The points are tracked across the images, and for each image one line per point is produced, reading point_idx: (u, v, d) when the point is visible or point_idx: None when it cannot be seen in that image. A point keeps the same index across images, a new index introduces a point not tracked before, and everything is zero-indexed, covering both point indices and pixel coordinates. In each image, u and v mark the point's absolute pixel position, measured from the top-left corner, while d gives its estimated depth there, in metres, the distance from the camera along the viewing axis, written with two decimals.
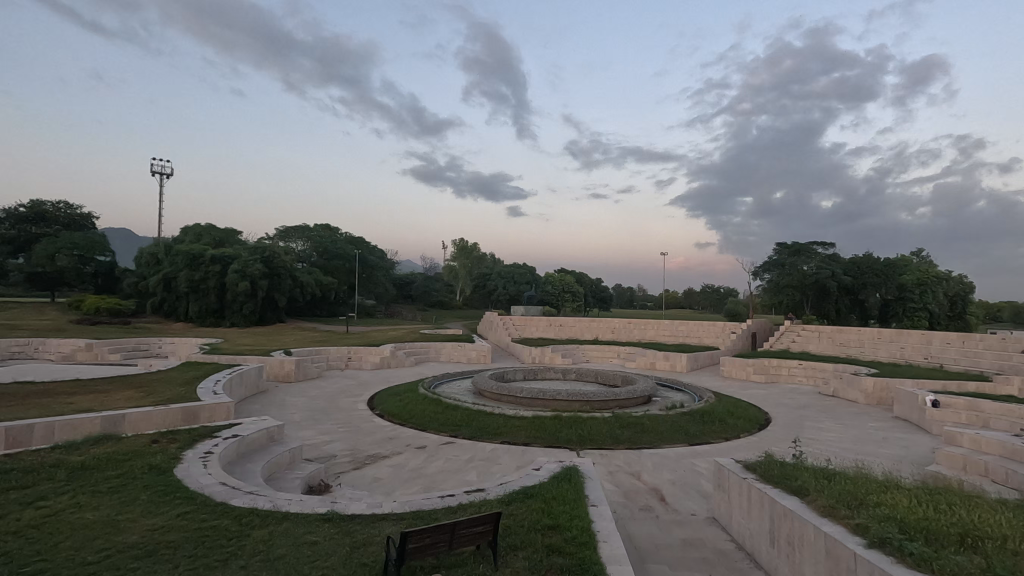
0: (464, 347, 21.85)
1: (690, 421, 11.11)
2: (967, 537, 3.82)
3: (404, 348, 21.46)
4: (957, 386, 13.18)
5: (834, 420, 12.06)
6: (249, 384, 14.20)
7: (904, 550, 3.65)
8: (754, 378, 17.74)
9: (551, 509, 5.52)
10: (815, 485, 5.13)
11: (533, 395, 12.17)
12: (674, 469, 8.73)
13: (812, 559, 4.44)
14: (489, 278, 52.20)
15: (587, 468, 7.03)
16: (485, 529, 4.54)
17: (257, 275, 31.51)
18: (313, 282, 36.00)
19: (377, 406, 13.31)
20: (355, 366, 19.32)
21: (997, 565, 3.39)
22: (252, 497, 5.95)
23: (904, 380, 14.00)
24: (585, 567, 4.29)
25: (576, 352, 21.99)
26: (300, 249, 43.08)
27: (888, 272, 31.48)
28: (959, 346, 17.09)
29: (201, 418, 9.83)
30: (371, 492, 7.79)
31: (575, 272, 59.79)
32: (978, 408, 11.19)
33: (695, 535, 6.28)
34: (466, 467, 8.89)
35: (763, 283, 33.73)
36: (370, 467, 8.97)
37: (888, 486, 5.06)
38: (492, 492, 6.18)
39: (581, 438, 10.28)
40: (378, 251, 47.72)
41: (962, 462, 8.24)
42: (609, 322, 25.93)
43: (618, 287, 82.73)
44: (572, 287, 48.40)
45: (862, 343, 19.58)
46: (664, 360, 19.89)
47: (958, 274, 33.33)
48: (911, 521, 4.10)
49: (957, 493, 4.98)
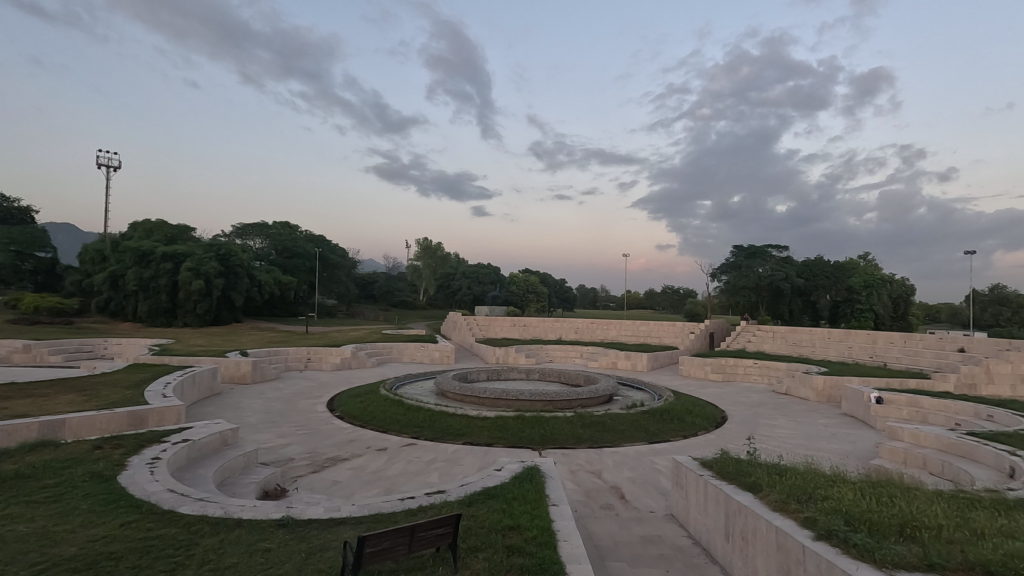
0: (427, 347, 21.67)
1: (650, 420, 11.30)
2: (907, 527, 4.00)
3: (366, 349, 21.15)
4: (899, 383, 13.88)
5: (787, 417, 12.49)
6: (202, 386, 13.70)
7: (849, 541, 3.80)
8: (711, 377, 18.21)
9: (511, 509, 5.51)
10: (767, 480, 5.29)
11: (496, 395, 12.15)
12: (633, 467, 8.86)
13: (764, 553, 4.57)
14: (453, 277, 51.92)
15: (548, 468, 7.05)
16: (444, 531, 4.48)
17: (212, 274, 30.45)
18: (271, 281, 34.96)
19: (337, 408, 13.03)
20: (315, 366, 18.92)
21: (933, 554, 3.56)
22: (202, 504, 5.73)
23: (851, 378, 14.58)
24: (544, 567, 4.29)
25: (540, 352, 22.10)
26: (258, 247, 41.84)
27: (837, 274, 32.88)
28: (902, 345, 17.97)
29: (149, 422, 9.42)
30: (330, 496, 7.62)
31: (539, 273, 60.16)
32: (918, 404, 11.78)
33: (654, 532, 6.39)
34: (428, 468, 8.80)
35: (721, 284, 34.77)
36: (328, 469, 8.76)
37: (835, 480, 5.25)
38: (453, 494, 6.14)
39: (544, 437, 10.31)
40: (340, 249, 46.77)
41: (903, 455, 8.66)
42: (572, 322, 26.17)
43: (580, 287, 83.68)
44: (536, 288, 48.70)
45: (813, 343, 20.36)
46: (625, 360, 20.19)
47: (901, 277, 35.11)
48: (855, 513, 4.26)
49: (898, 486, 5.21)
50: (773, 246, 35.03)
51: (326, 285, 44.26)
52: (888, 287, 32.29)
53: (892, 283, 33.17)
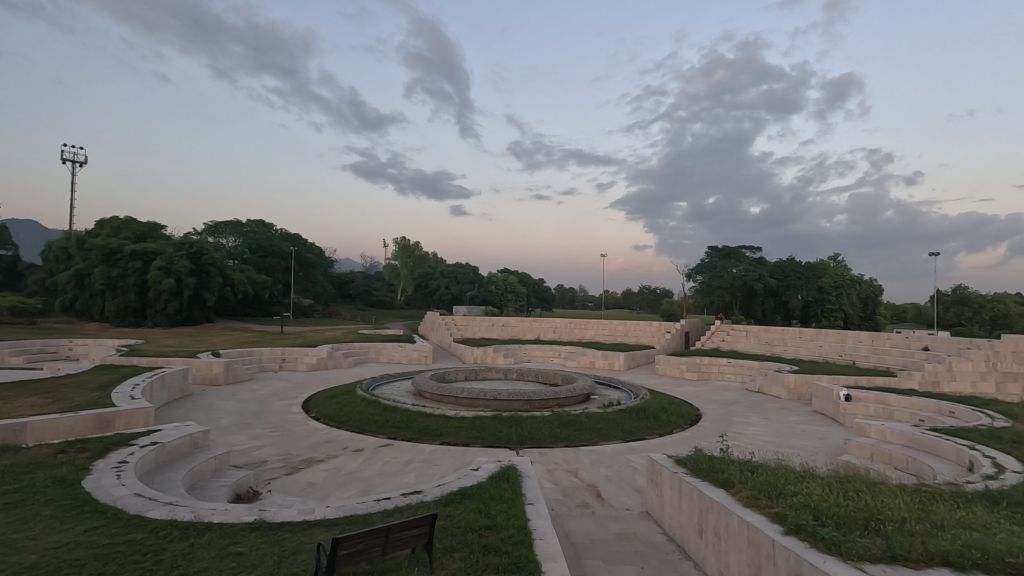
0: (404, 347, 21.52)
1: (626, 418, 11.42)
2: (872, 520, 4.10)
3: (342, 349, 20.90)
4: (867, 381, 14.26)
5: (760, 415, 12.72)
6: (172, 387, 13.37)
7: (816, 535, 3.90)
8: (687, 376, 18.44)
9: (488, 509, 5.50)
10: (740, 477, 5.38)
11: (473, 395, 12.11)
12: (610, 466, 8.91)
13: (736, 548, 4.65)
14: (431, 277, 51.67)
15: (525, 467, 7.05)
16: (420, 532, 4.46)
17: (183, 272, 29.76)
18: (245, 280, 34.29)
19: (313, 409, 12.85)
20: (290, 367, 18.63)
21: (896, 546, 3.65)
22: (172, 508, 5.59)
23: (821, 377, 14.90)
24: (520, 566, 4.30)
25: (518, 352, 22.12)
26: (231, 246, 41.01)
27: (808, 275, 33.61)
28: (870, 344, 18.45)
29: (116, 425, 9.16)
30: (304, 498, 7.50)
31: (517, 273, 60.25)
32: (885, 401, 12.10)
33: (629, 529, 6.45)
34: (405, 469, 8.73)
35: (697, 284, 35.32)
36: (303, 471, 8.64)
37: (804, 476, 5.36)
38: (429, 494, 6.11)
39: (521, 437, 10.33)
40: (316, 248, 46.09)
41: (870, 451, 8.89)
42: (550, 322, 26.26)
43: (559, 287, 83.98)
44: (515, 288, 48.72)
45: (785, 342, 20.79)
46: (603, 359, 20.33)
47: (869, 277, 36.09)
48: (824, 508, 4.35)
49: (864, 481, 5.35)
50: (747, 247, 35.70)
51: (302, 284, 43.61)
52: (857, 287, 33.14)
53: (861, 284, 34.02)
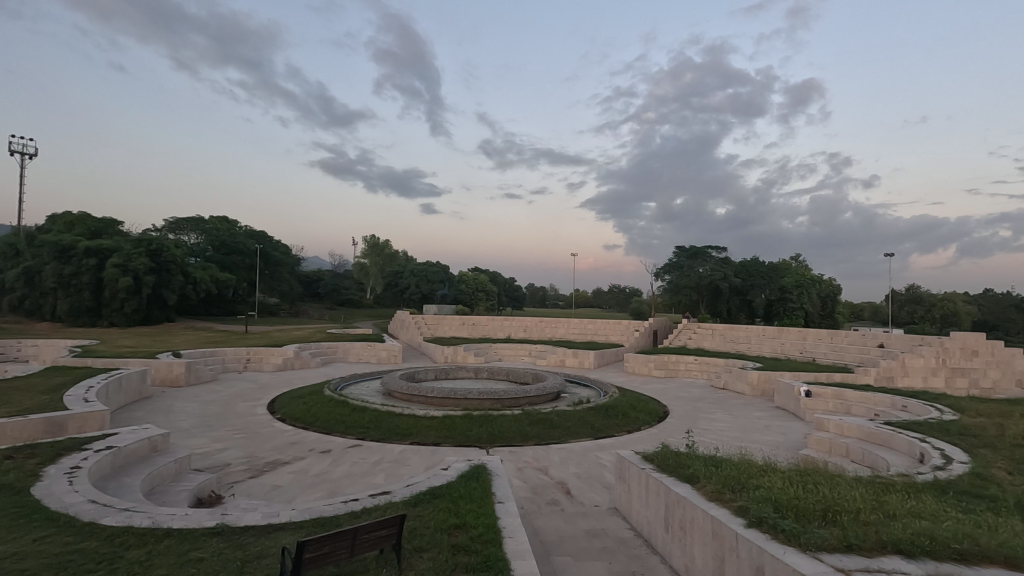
0: (374, 347, 21.25)
1: (595, 416, 11.55)
2: (829, 511, 4.24)
3: (310, 348, 20.52)
4: (826, 377, 14.76)
5: (725, 411, 13.04)
6: (129, 389, 12.88)
7: (778, 527, 4.01)
8: (655, 373, 18.71)
9: (457, 508, 5.47)
10: (705, 471, 5.50)
11: (443, 394, 12.03)
12: (579, 463, 8.99)
13: (701, 542, 4.74)
14: (401, 276, 51.22)
15: (495, 465, 7.05)
16: (388, 533, 4.41)
17: (142, 270, 28.72)
18: (208, 278, 33.31)
19: (279, 410, 12.57)
20: (255, 367, 18.19)
21: (852, 536, 3.78)
22: (128, 514, 5.39)
23: (783, 373, 15.35)
24: (489, 564, 4.29)
25: (488, 351, 22.10)
26: (193, 243, 39.76)
27: (771, 275, 34.57)
28: (829, 342, 19.09)
29: (68, 429, 8.78)
30: (269, 501, 7.32)
31: (489, 272, 60.24)
32: (843, 397, 12.44)
33: (598, 525, 6.51)
34: (374, 469, 8.62)
35: (665, 283, 35.98)
36: (268, 474, 8.44)
37: (765, 470, 5.51)
38: (398, 494, 6.05)
39: (491, 436, 10.31)
40: (282, 246, 45.10)
41: (828, 445, 9.20)
42: (521, 321, 26.35)
43: (529, 287, 84.27)
44: (486, 287, 48.65)
45: (749, 340, 21.34)
46: (573, 357, 20.50)
47: (829, 277, 37.40)
48: (785, 500, 4.47)
49: (823, 474, 5.53)
50: (713, 247, 36.56)
51: (268, 283, 42.64)
52: (817, 287, 34.25)
53: (820, 283, 35.19)
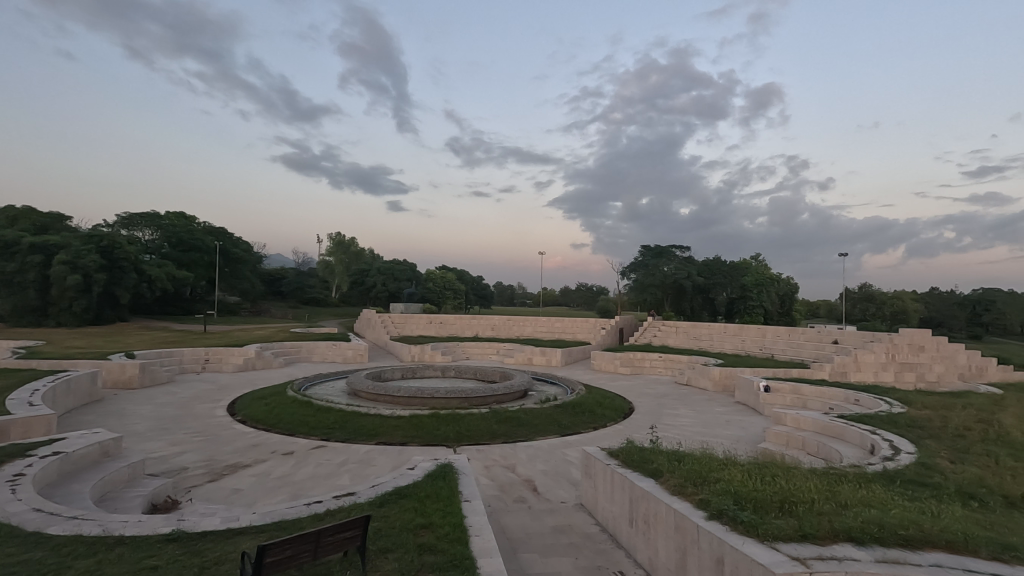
0: (339, 346, 20.89)
1: (563, 413, 11.64)
2: (786, 502, 4.37)
3: (272, 348, 20.02)
4: (784, 372, 15.25)
5: (688, 407, 13.33)
6: (79, 392, 12.31)
7: (737, 519, 4.11)
8: (621, 371, 18.95)
9: (424, 508, 5.43)
10: (668, 466, 5.61)
11: (410, 394, 11.92)
12: (546, 460, 9.04)
13: (664, 535, 4.83)
14: (368, 274, 50.50)
15: (462, 464, 7.02)
16: (353, 534, 4.33)
17: (92, 267, 27.48)
18: (164, 275, 32.12)
19: (239, 412, 12.21)
20: (214, 368, 17.64)
21: (808, 526, 3.91)
22: (77, 522, 5.15)
23: (744, 369, 15.78)
24: (456, 563, 4.28)
25: (456, 349, 22.02)
26: (147, 239, 38.23)
27: (733, 274, 35.54)
28: (787, 338, 19.73)
29: (12, 435, 8.33)
30: (229, 505, 7.11)
31: (457, 270, 60.00)
32: (800, 392, 12.89)
33: (565, 521, 6.57)
34: (339, 471, 8.48)
35: (631, 282, 36.58)
36: (228, 478, 8.19)
37: (725, 463, 5.66)
38: (363, 495, 5.96)
39: (459, 435, 10.27)
40: (244, 243, 43.82)
41: (786, 438, 9.51)
42: (489, 319, 26.35)
43: (497, 285, 84.34)
44: (453, 285, 48.41)
45: (711, 338, 21.88)
46: (540, 356, 20.60)
47: (787, 276, 38.63)
48: (744, 493, 4.60)
49: (780, 466, 5.72)
50: (677, 247, 37.36)
51: (228, 281, 41.40)
52: (776, 286, 35.39)
53: (779, 282, 36.37)
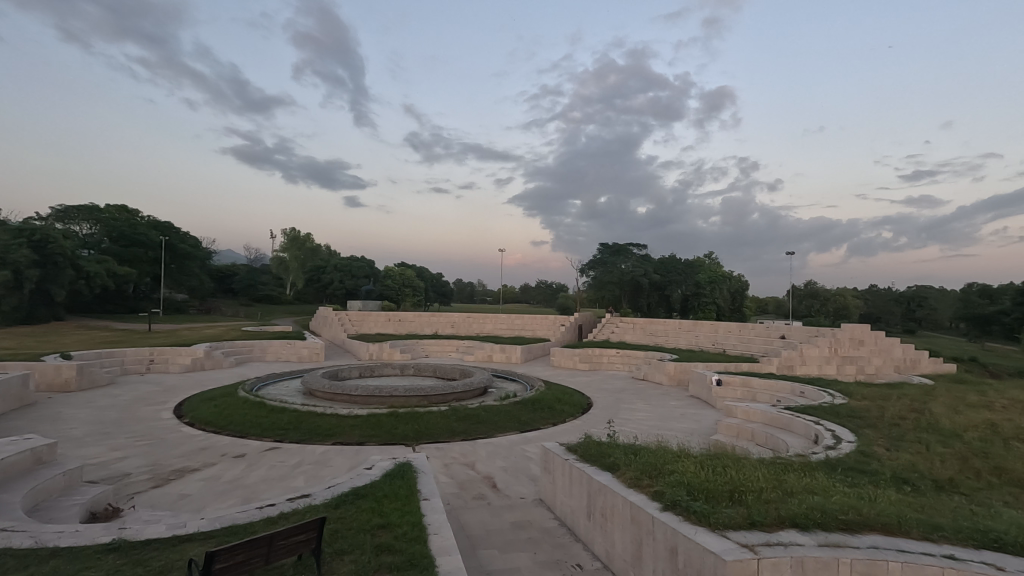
0: (294, 345, 20.34)
1: (522, 409, 11.71)
2: (736, 492, 4.53)
3: (223, 348, 19.32)
4: (735, 366, 15.80)
5: (644, 401, 13.63)
6: (8, 396, 11.53)
7: (690, 509, 4.23)
8: (580, 366, 19.21)
9: (381, 508, 5.35)
10: (624, 459, 5.71)
11: (369, 392, 11.72)
12: (506, 457, 9.07)
13: (621, 528, 4.92)
14: (324, 270, 49.32)
15: (421, 462, 6.96)
16: (307, 537, 4.23)
17: (23, 263, 25.81)
18: (104, 272, 30.50)
19: (187, 414, 11.69)
20: (159, 368, 16.88)
21: (756, 514, 4.06)
22: (6, 535, 4.83)
23: (697, 364, 16.27)
24: (415, 563, 4.23)
25: (415, 347, 21.79)
26: (85, 233, 36.21)
27: (687, 271, 36.55)
28: (738, 333, 20.44)
29: None
30: (176, 512, 6.81)
31: (416, 267, 59.35)
32: (750, 385, 13.38)
33: (524, 517, 6.61)
34: (294, 472, 8.25)
35: (589, 279, 37.13)
36: (174, 483, 7.84)
37: (679, 455, 5.81)
38: (318, 497, 5.82)
39: (418, 433, 10.17)
40: (191, 238, 42.00)
41: (736, 430, 9.86)
42: (449, 317, 26.21)
43: (457, 282, 83.93)
44: (412, 282, 47.84)
45: (667, 334, 22.43)
46: (500, 353, 20.64)
47: (738, 274, 40.01)
48: (697, 483, 4.73)
49: (731, 457, 5.91)
50: (634, 245, 38.18)
51: (175, 278, 39.63)
52: (728, 283, 36.63)
53: (730, 280, 37.67)
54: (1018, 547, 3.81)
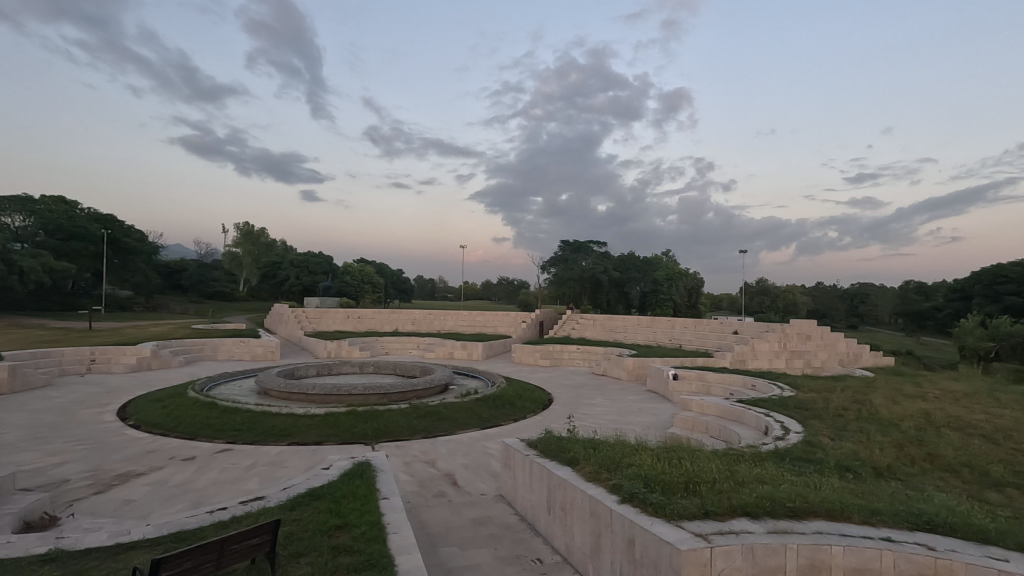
0: (248, 343, 19.70)
1: (483, 406, 11.70)
2: (691, 483, 4.66)
3: (172, 347, 18.54)
4: (691, 361, 16.23)
5: (604, 396, 13.84)
6: None
7: (646, 501, 4.33)
8: (541, 363, 19.34)
9: (339, 508, 5.24)
10: (583, 454, 5.79)
11: (326, 391, 11.47)
12: (467, 453, 9.04)
13: (580, 522, 4.98)
14: (279, 266, 47.95)
15: (380, 461, 6.86)
16: (261, 541, 4.10)
17: None
18: (39, 267, 28.79)
19: (131, 417, 11.14)
20: (102, 368, 16.05)
21: (710, 504, 4.19)
22: None
23: (655, 359, 16.65)
24: (373, 562, 4.17)
25: (374, 345, 21.46)
26: (18, 226, 34.11)
27: (646, 269, 37.30)
28: (693, 329, 21.01)
29: None
30: (120, 519, 6.49)
31: (376, 263, 58.45)
32: (704, 379, 13.79)
33: (485, 513, 6.61)
34: (247, 474, 8.00)
35: (550, 276, 37.42)
36: (117, 489, 7.46)
37: (637, 448, 5.93)
38: (273, 499, 5.66)
39: (377, 432, 10.02)
40: (136, 232, 40.10)
41: (692, 423, 10.14)
42: (409, 314, 25.94)
43: (418, 278, 83.08)
44: (372, 279, 47.13)
45: (625, 330, 22.83)
46: (462, 350, 20.57)
47: (694, 272, 41.09)
48: (653, 475, 4.85)
49: (686, 449, 6.07)
50: (594, 243, 38.70)
51: (118, 274, 37.76)
52: (684, 280, 37.61)
53: (686, 277, 38.66)
54: (947, 528, 4.06)
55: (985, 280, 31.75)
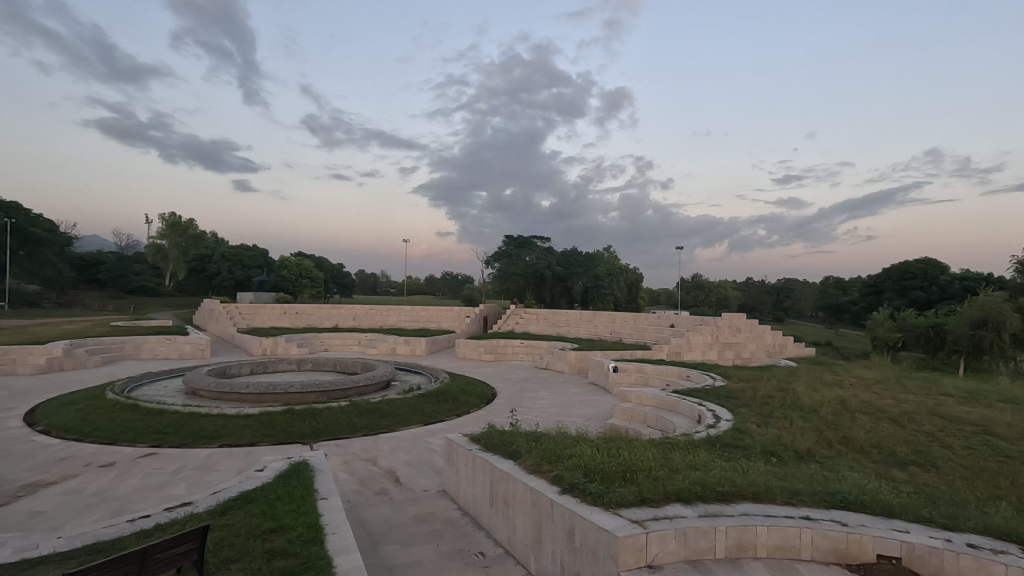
0: (174, 341, 18.60)
1: (425, 402, 11.59)
2: (628, 471, 4.80)
3: (87, 347, 17.21)
4: (630, 354, 16.73)
5: (546, 390, 14.03)
6: None
7: (586, 491, 4.42)
8: (484, 357, 19.35)
9: (273, 511, 5.04)
10: (525, 447, 5.84)
11: (261, 390, 11.01)
12: (409, 450, 8.93)
13: (522, 514, 5.03)
14: (209, 259, 45.41)
15: (319, 460, 6.66)
16: (187, 548, 3.89)
17: None
18: None
19: (39, 422, 10.24)
20: (5, 370, 14.68)
21: (646, 491, 4.33)
22: None
23: (596, 352, 17.04)
24: (310, 565, 4.03)
25: (313, 342, 20.77)
26: None
27: (587, 264, 38.04)
28: (633, 323, 21.65)
29: None
30: (27, 532, 5.97)
31: (314, 257, 56.57)
32: (643, 370, 14.25)
33: (427, 509, 6.55)
34: (173, 479, 7.55)
35: (494, 271, 37.47)
36: (24, 500, 6.86)
37: (577, 440, 6.05)
38: (202, 504, 5.37)
39: (315, 431, 9.72)
40: (46, 222, 36.92)
41: (630, 414, 10.45)
42: (349, 309, 25.29)
43: (359, 273, 81.10)
44: (310, 273, 45.56)
45: (567, 324, 23.23)
46: (404, 345, 20.27)
47: (633, 268, 42.31)
48: (593, 465, 4.96)
49: (625, 439, 6.25)
50: (538, 238, 39.11)
51: (24, 267, 34.63)
52: (624, 276, 38.68)
53: (626, 273, 39.75)
54: (858, 504, 4.39)
55: (893, 276, 34.40)
